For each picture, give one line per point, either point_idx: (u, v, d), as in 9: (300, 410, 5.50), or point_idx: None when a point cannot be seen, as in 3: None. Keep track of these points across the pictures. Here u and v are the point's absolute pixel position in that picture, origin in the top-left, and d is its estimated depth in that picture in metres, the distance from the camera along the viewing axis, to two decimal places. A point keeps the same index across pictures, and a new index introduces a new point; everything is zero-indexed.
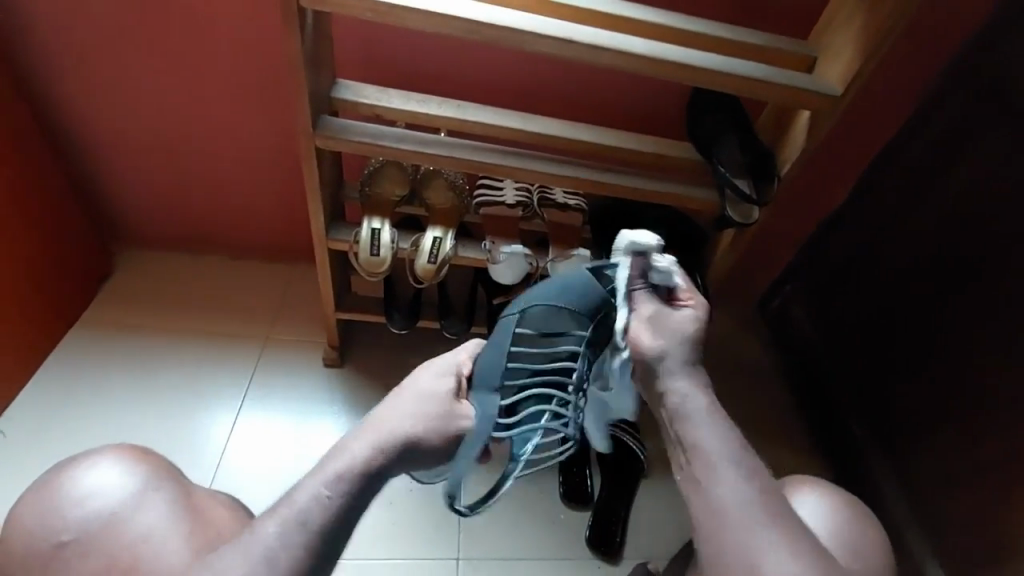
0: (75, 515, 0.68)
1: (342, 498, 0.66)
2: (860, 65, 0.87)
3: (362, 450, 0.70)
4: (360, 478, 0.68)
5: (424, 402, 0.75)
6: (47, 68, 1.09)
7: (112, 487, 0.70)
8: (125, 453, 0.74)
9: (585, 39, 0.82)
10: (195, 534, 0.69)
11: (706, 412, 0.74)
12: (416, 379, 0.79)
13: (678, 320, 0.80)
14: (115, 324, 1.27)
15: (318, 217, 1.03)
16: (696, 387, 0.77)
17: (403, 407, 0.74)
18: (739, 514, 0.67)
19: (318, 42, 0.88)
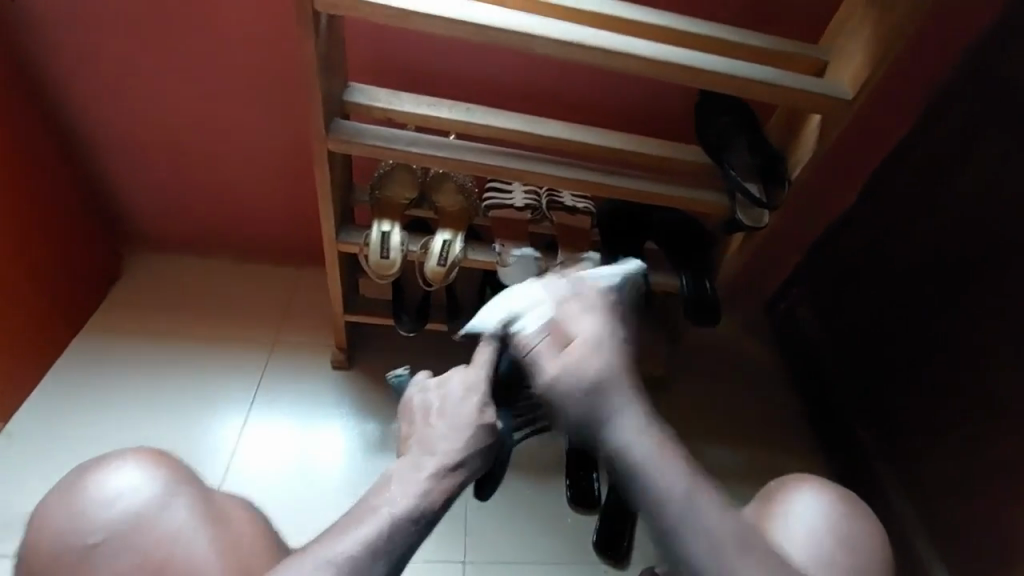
0: (102, 518, 0.66)
1: (396, 537, 0.60)
2: (872, 69, 0.86)
3: (407, 486, 0.64)
4: (412, 514, 0.62)
5: (461, 427, 0.68)
6: (68, 72, 1.12)
7: (138, 489, 0.69)
8: (144, 456, 0.72)
9: (595, 42, 0.82)
10: (220, 540, 0.68)
11: (655, 450, 0.67)
12: (447, 403, 0.70)
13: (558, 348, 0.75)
14: (128, 325, 1.29)
15: (329, 220, 1.04)
16: (625, 416, 0.70)
17: (448, 433, 0.68)
18: (703, 529, 0.63)
19: (331, 46, 0.89)
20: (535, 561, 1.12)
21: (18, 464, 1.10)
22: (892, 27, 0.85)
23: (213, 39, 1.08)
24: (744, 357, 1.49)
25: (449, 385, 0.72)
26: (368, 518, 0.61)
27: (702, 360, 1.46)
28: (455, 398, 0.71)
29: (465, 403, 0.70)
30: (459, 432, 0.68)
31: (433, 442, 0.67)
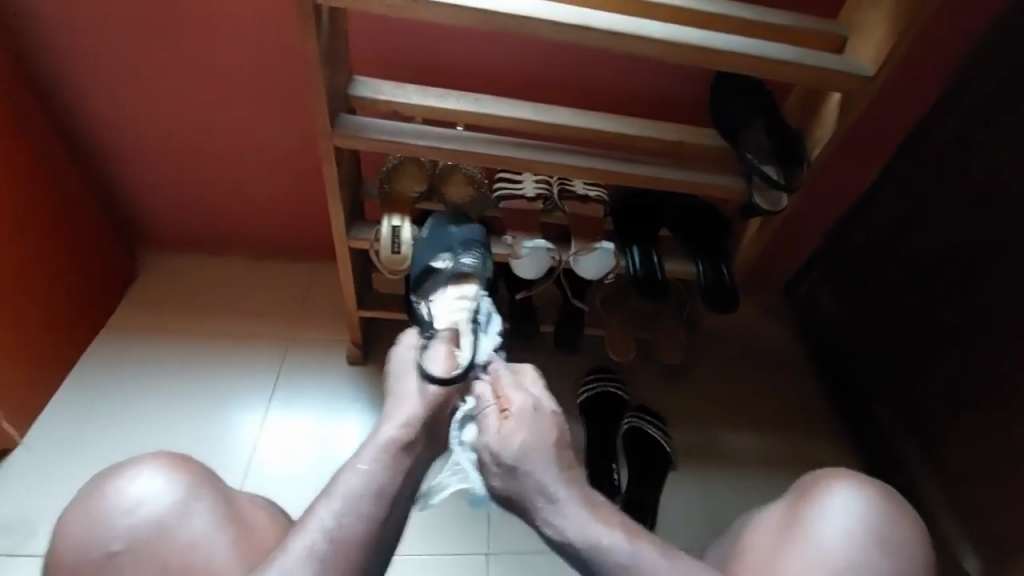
0: (124, 525, 0.68)
1: (384, 476, 0.69)
2: (894, 42, 0.82)
3: (384, 440, 0.73)
4: (393, 454, 0.72)
5: (421, 380, 0.81)
6: (73, 77, 1.12)
7: (156, 495, 0.70)
8: (165, 461, 0.73)
9: (602, 26, 0.79)
10: (240, 542, 0.69)
11: (536, 454, 0.72)
12: (398, 370, 0.84)
13: (522, 403, 0.77)
14: (145, 326, 1.31)
15: (339, 216, 1.03)
16: (520, 426, 0.75)
17: (405, 394, 0.80)
18: (617, 557, 0.64)
19: (333, 39, 0.88)
20: (556, 551, 1.12)
21: (46, 468, 1.13)
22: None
23: (215, 38, 1.07)
24: (762, 342, 1.46)
25: (403, 351, 0.86)
26: (348, 476, 0.68)
27: (719, 347, 1.43)
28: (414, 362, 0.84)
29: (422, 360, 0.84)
30: (420, 389, 0.80)
31: (401, 404, 0.78)
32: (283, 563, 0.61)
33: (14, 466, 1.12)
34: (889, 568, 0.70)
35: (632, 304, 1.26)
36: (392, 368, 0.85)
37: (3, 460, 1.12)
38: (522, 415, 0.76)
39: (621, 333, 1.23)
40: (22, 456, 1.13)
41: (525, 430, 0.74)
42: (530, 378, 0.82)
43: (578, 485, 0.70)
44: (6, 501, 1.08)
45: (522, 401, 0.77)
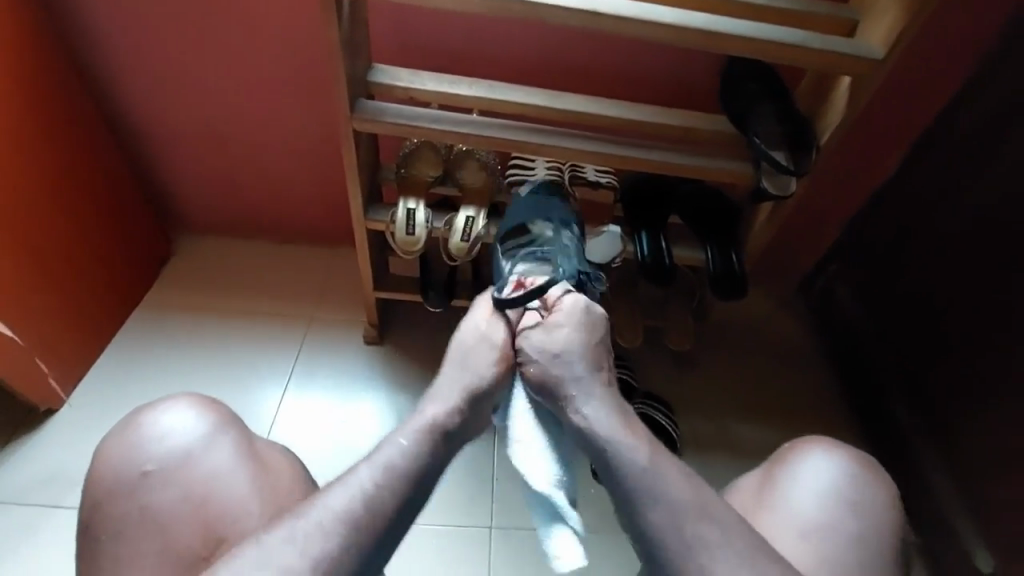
0: (156, 450, 0.73)
1: (422, 454, 0.71)
2: (905, 25, 0.82)
3: (429, 419, 0.75)
4: (435, 436, 0.73)
5: (471, 373, 0.83)
6: (115, 67, 1.19)
7: (187, 429, 0.76)
8: (196, 400, 0.79)
9: (610, 11, 0.81)
10: (259, 477, 0.75)
11: (597, 396, 0.79)
12: (451, 362, 0.84)
13: (571, 330, 0.86)
14: (176, 303, 1.38)
15: (357, 199, 1.08)
16: (581, 375, 0.81)
17: (452, 382, 0.81)
18: (679, 495, 0.66)
19: (354, 27, 0.92)
20: None
21: (86, 431, 1.21)
22: None
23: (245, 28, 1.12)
24: (774, 334, 1.46)
25: (457, 346, 0.87)
26: (390, 448, 0.71)
27: (732, 338, 1.44)
28: (468, 355, 0.85)
29: (479, 360, 0.85)
30: (469, 383, 0.81)
31: (450, 386, 0.80)
32: (317, 519, 0.63)
33: (58, 426, 1.21)
34: (864, 527, 0.71)
35: (642, 292, 1.29)
36: (444, 360, 0.86)
37: (48, 421, 1.21)
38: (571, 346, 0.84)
39: (629, 320, 1.24)
40: (64, 419, 1.21)
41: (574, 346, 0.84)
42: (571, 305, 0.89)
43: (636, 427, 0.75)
44: (51, 457, 1.17)
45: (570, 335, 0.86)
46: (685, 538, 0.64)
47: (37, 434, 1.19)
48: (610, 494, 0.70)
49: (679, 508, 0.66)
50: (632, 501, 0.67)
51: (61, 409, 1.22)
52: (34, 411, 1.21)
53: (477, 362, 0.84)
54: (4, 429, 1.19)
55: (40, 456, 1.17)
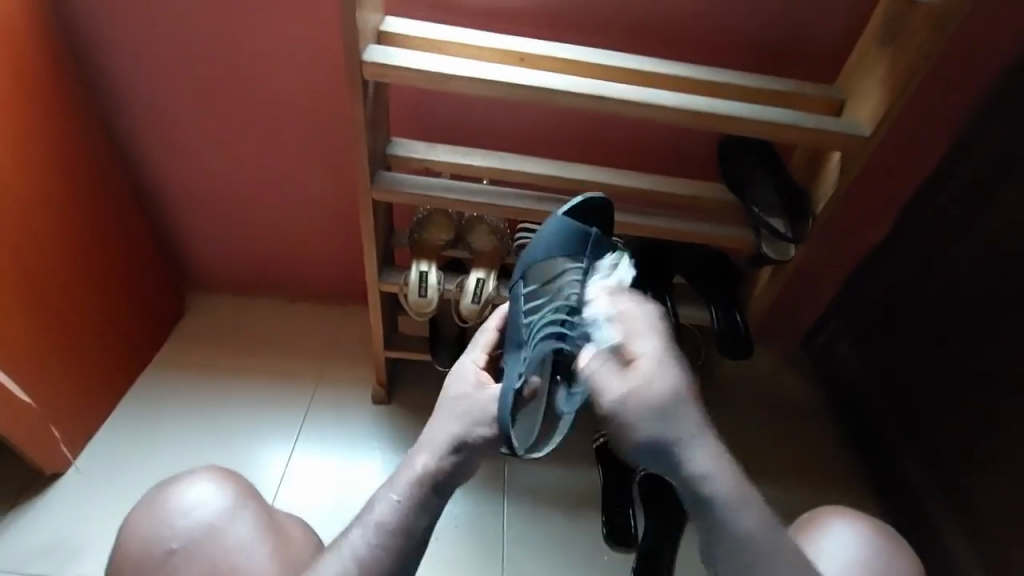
0: (179, 527, 0.73)
1: (410, 508, 0.70)
2: (886, 107, 0.88)
3: (417, 471, 0.72)
4: (424, 489, 0.71)
5: (471, 416, 0.74)
6: (144, 138, 1.25)
7: (210, 503, 0.76)
8: (217, 473, 0.79)
9: (616, 95, 0.88)
10: (280, 552, 0.73)
11: (712, 461, 0.71)
12: (443, 403, 0.77)
13: (645, 383, 0.72)
14: (186, 362, 1.39)
15: (372, 263, 1.12)
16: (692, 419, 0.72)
17: (446, 426, 0.74)
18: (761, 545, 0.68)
19: (377, 107, 0.98)
20: None
21: (88, 496, 1.18)
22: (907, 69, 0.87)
23: (270, 104, 1.19)
24: (779, 390, 1.46)
25: (453, 383, 0.79)
26: (383, 503, 0.71)
27: (738, 396, 1.44)
28: (463, 400, 0.75)
29: (476, 407, 0.74)
30: (464, 428, 0.73)
31: (441, 430, 0.74)
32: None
33: (61, 492, 1.18)
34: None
35: None
36: (443, 389, 0.79)
37: (49, 486, 1.19)
38: (654, 372, 0.72)
39: None
40: (67, 482, 1.20)
41: (664, 383, 0.72)
42: (649, 365, 0.73)
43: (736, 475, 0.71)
44: (52, 523, 1.14)
45: (655, 372, 0.72)
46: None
47: (39, 500, 1.17)
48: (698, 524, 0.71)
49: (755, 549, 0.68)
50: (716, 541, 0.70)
51: (66, 474, 1.20)
52: (37, 474, 1.19)
53: (476, 402, 0.75)
54: (8, 493, 1.17)
55: (40, 524, 1.14)
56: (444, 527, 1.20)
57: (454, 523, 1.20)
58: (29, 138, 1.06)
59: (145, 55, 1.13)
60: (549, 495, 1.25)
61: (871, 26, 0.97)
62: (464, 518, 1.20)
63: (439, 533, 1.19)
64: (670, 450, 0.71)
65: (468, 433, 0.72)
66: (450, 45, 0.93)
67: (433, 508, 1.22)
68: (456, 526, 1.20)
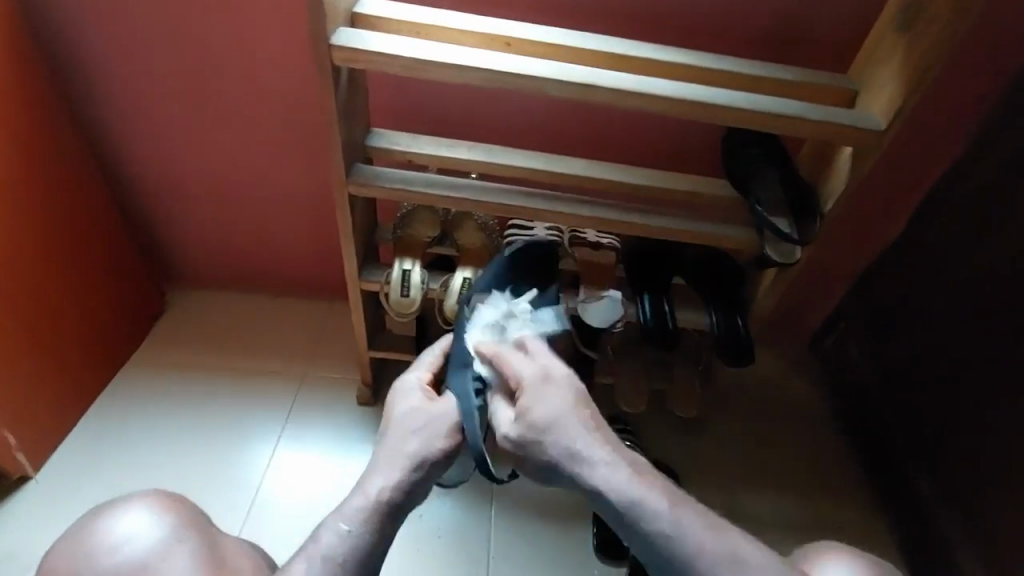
0: (111, 559, 0.73)
1: (363, 532, 0.72)
2: (904, 99, 0.81)
3: (372, 495, 0.75)
4: (379, 511, 0.74)
5: (424, 436, 0.82)
6: (117, 128, 1.20)
7: (134, 534, 0.76)
8: (137, 505, 0.79)
9: (608, 84, 0.81)
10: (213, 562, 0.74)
11: (608, 455, 0.75)
12: (392, 428, 0.84)
13: (526, 365, 0.85)
14: (165, 360, 1.35)
15: (352, 260, 1.06)
16: (592, 430, 0.78)
17: (396, 447, 0.81)
18: (699, 566, 0.67)
19: (352, 96, 0.92)
20: None
21: (60, 499, 1.15)
22: (925, 55, 0.80)
23: (245, 92, 1.13)
24: (782, 395, 1.40)
25: (397, 400, 0.88)
26: (332, 532, 0.71)
27: (738, 402, 1.38)
28: (409, 421, 0.84)
29: (428, 423, 0.84)
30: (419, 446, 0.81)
31: (393, 453, 0.80)
32: None
33: (31, 496, 1.15)
34: None
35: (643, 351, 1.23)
36: (387, 414, 0.87)
37: (20, 489, 1.16)
38: (528, 360, 0.86)
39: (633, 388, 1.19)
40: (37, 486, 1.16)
41: (533, 370, 0.84)
42: (538, 350, 0.86)
43: (643, 471, 0.74)
44: (21, 528, 1.12)
45: (537, 361, 0.86)
46: None
47: (9, 503, 1.14)
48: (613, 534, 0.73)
49: (687, 563, 0.67)
50: (650, 558, 0.69)
51: (37, 476, 1.17)
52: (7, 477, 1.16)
53: (426, 421, 0.84)
54: None
55: (11, 526, 1.12)
56: (426, 537, 1.15)
57: (437, 533, 1.16)
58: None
59: (113, 39, 1.08)
60: (537, 504, 1.21)
61: (887, 9, 0.89)
62: (448, 527, 1.16)
63: (421, 544, 1.14)
64: (558, 433, 0.77)
65: (422, 454, 0.80)
66: (427, 29, 0.86)
67: (415, 515, 1.18)
68: (439, 535, 1.16)
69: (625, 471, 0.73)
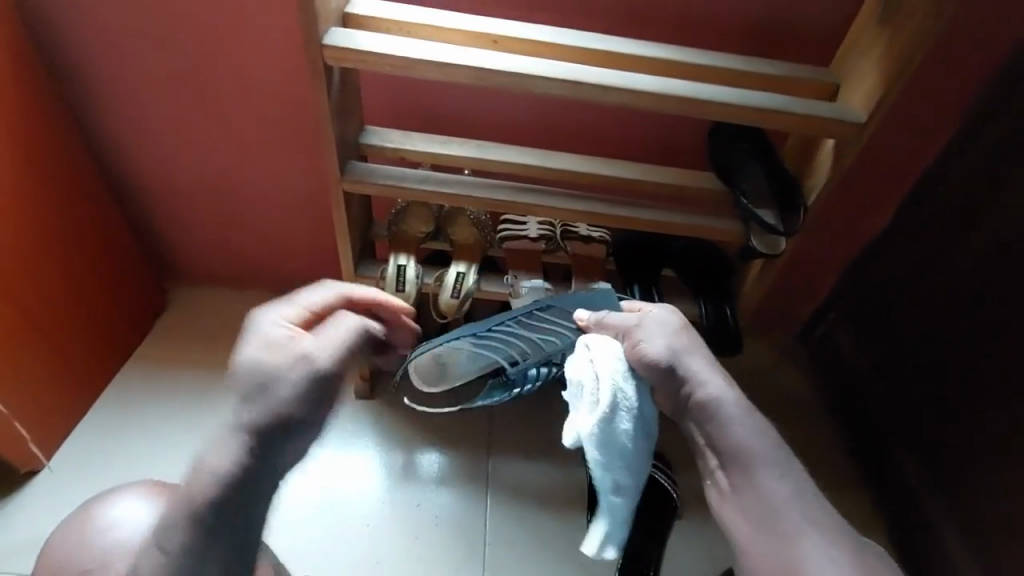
0: (104, 538, 0.79)
1: (183, 535, 0.63)
2: (883, 93, 0.83)
3: (193, 492, 0.63)
4: (198, 507, 0.63)
5: (248, 410, 0.64)
6: (116, 128, 1.22)
7: (123, 515, 0.80)
8: (125, 489, 0.84)
9: (595, 80, 0.83)
10: None
11: (740, 406, 0.73)
12: (235, 388, 0.66)
13: (664, 321, 0.79)
14: (166, 356, 1.37)
15: (348, 257, 1.08)
16: (725, 384, 0.75)
17: (227, 423, 0.65)
18: (789, 513, 0.69)
19: (345, 94, 0.94)
20: None
21: (64, 493, 1.18)
22: (904, 49, 0.82)
23: (241, 91, 1.14)
24: (773, 384, 1.43)
25: (246, 349, 0.67)
26: (167, 523, 0.65)
27: None
28: (244, 385, 0.65)
29: (258, 395, 0.64)
30: (253, 413, 0.64)
31: (222, 428, 0.65)
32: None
33: (37, 490, 1.18)
34: None
35: None
36: (235, 358, 0.67)
37: (27, 483, 1.18)
38: (662, 315, 0.80)
39: None
40: (43, 480, 1.19)
41: (672, 325, 0.79)
42: (661, 307, 0.81)
43: (761, 426, 0.74)
44: (30, 521, 1.14)
45: (662, 322, 0.79)
46: (772, 556, 0.68)
47: (17, 498, 1.17)
48: (717, 471, 0.74)
49: (779, 508, 0.69)
50: (742, 500, 0.71)
51: (43, 472, 1.20)
52: (15, 471, 1.19)
53: (259, 391, 0.64)
54: None
55: (21, 518, 1.15)
56: (424, 525, 1.18)
57: (435, 521, 1.19)
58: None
59: (110, 41, 1.09)
60: (533, 492, 1.23)
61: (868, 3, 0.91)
62: (445, 516, 1.19)
63: (419, 531, 1.17)
64: (687, 373, 0.75)
65: (243, 433, 0.63)
66: (418, 29, 0.88)
67: (413, 504, 1.21)
68: (437, 523, 1.18)
69: (751, 425, 0.73)
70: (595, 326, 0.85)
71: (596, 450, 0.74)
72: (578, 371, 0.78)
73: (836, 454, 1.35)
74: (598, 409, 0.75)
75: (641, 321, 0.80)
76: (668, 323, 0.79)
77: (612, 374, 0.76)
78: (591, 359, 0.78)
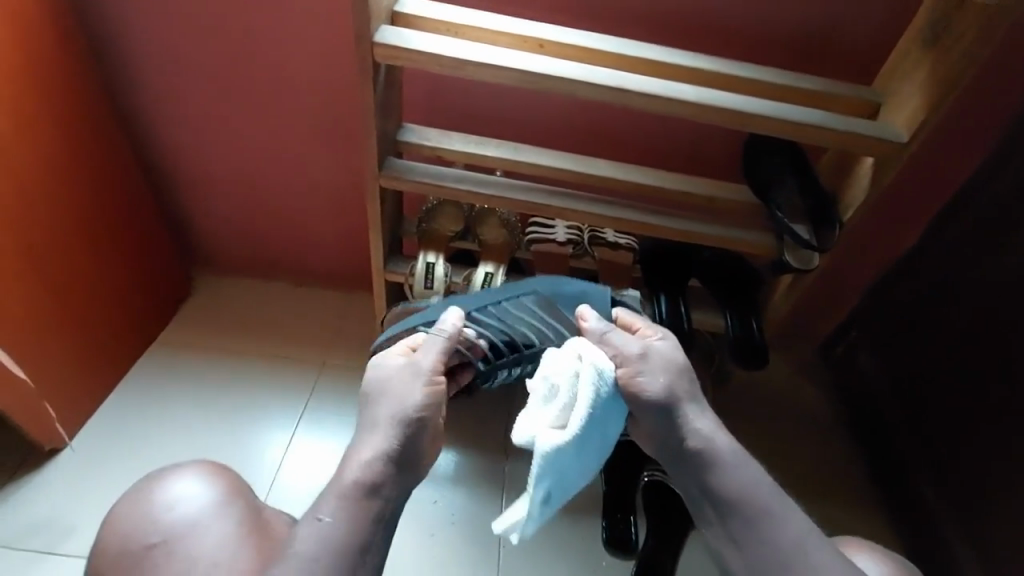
0: (165, 516, 0.77)
1: (353, 527, 0.67)
2: (927, 113, 0.83)
3: (348, 483, 0.69)
4: (353, 497, 0.68)
5: (397, 407, 0.73)
6: (155, 115, 1.24)
7: (183, 495, 0.79)
8: (181, 470, 0.83)
9: (638, 88, 0.84)
10: (252, 515, 0.79)
11: (734, 450, 0.72)
12: (368, 398, 0.76)
13: (664, 354, 0.76)
14: (190, 341, 1.39)
15: (378, 252, 1.09)
16: (717, 427, 0.73)
17: (375, 428, 0.72)
18: (793, 560, 0.66)
19: (388, 91, 0.95)
20: None
21: (86, 472, 1.19)
22: (950, 71, 0.82)
23: (281, 83, 1.16)
24: (791, 400, 1.42)
25: (375, 374, 0.77)
26: (310, 527, 0.67)
27: (747, 404, 1.40)
28: (382, 393, 0.75)
29: (398, 398, 0.73)
30: (393, 416, 0.72)
31: (371, 431, 0.72)
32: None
33: (60, 467, 1.19)
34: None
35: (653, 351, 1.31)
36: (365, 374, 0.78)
37: (50, 460, 1.20)
38: (665, 348, 0.77)
39: None
40: (66, 458, 1.20)
41: (672, 359, 0.76)
42: (661, 339, 0.79)
43: (757, 471, 0.72)
44: (53, 497, 1.16)
45: (660, 354, 0.76)
46: None
47: (41, 473, 1.18)
48: (713, 519, 0.70)
49: (783, 555, 0.66)
50: (742, 547, 0.68)
51: (66, 449, 1.21)
52: (39, 448, 1.20)
53: (398, 397, 0.74)
54: (10, 464, 1.19)
55: (44, 494, 1.16)
56: (440, 523, 1.18)
57: (450, 520, 1.19)
58: (38, 108, 1.04)
59: (156, 29, 1.11)
60: None
61: (914, 24, 0.92)
62: (461, 516, 1.19)
63: (435, 529, 1.17)
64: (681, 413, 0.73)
65: (398, 432, 0.71)
66: (465, 30, 0.89)
67: (429, 502, 1.21)
68: (453, 521, 1.19)
69: (746, 469, 0.71)
70: (594, 337, 0.77)
71: (544, 466, 0.68)
72: (557, 372, 0.72)
73: (852, 472, 1.34)
74: (564, 428, 0.70)
75: (642, 349, 0.76)
76: (665, 357, 0.76)
77: (590, 391, 0.70)
78: (577, 370, 0.71)
